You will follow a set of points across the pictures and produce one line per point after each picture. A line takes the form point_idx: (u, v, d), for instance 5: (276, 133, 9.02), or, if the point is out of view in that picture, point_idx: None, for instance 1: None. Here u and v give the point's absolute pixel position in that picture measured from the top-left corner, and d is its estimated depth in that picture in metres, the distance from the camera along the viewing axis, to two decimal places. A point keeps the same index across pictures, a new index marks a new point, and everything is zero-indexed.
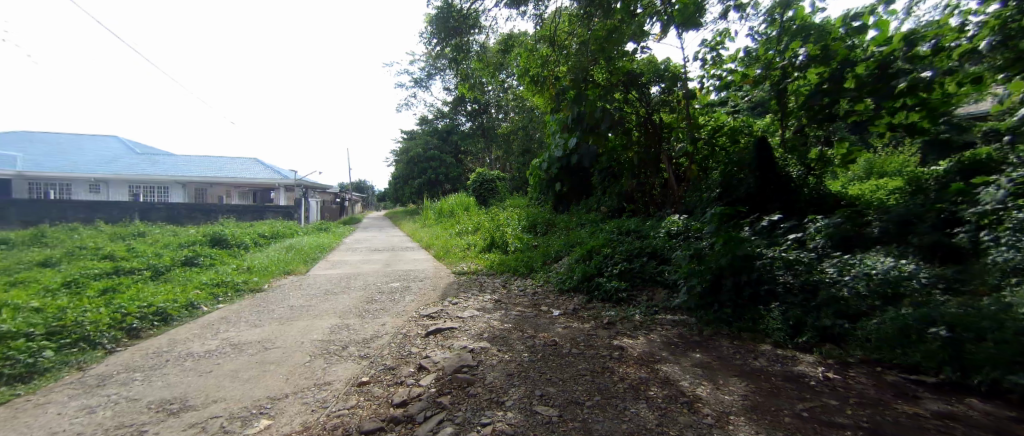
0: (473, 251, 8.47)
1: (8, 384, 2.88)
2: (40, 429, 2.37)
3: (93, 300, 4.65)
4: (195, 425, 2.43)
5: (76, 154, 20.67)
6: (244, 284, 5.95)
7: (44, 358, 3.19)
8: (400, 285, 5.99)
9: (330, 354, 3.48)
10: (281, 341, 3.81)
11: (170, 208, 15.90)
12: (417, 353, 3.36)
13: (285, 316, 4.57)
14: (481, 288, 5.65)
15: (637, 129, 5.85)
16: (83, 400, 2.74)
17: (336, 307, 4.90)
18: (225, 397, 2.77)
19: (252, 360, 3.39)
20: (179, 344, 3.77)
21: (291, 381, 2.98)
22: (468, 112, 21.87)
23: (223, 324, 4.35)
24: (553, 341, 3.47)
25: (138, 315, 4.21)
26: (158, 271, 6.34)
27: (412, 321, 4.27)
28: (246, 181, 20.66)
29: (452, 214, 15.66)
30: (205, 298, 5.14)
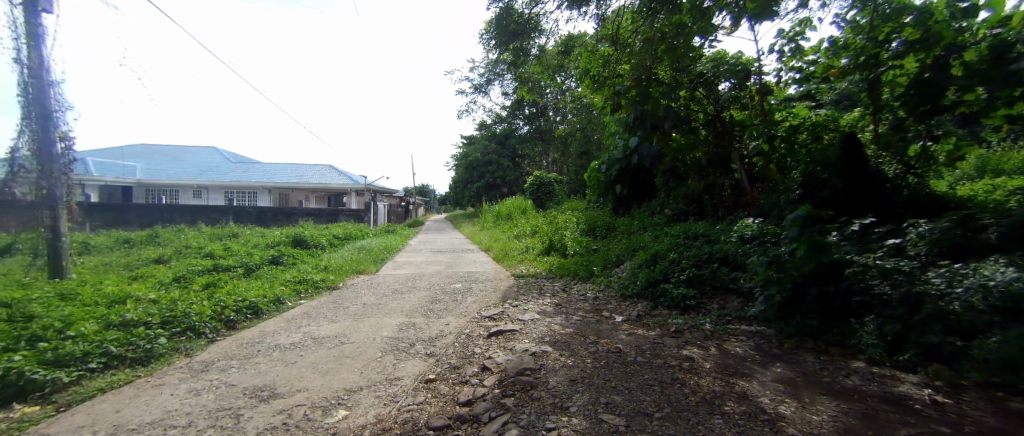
0: (532, 254, 8.51)
1: (133, 367, 3.33)
2: (157, 408, 2.70)
3: (198, 293, 5.24)
4: (282, 412, 2.64)
5: (181, 164, 23.42)
6: (322, 281, 6.42)
7: (160, 344, 3.63)
8: (462, 286, 6.15)
9: (399, 350, 3.64)
10: (355, 336, 4.05)
11: (259, 211, 17.47)
12: (481, 354, 3.43)
13: (358, 313, 4.86)
14: (542, 291, 5.66)
15: (705, 128, 5.56)
16: (191, 383, 3.08)
17: (403, 306, 5.12)
18: (307, 387, 2.99)
19: (331, 353, 3.63)
20: (268, 336, 4.14)
21: (364, 375, 3.16)
22: (526, 116, 21.92)
23: (305, 318, 4.72)
24: (617, 348, 3.39)
25: (234, 308, 4.68)
26: (250, 268, 7.00)
27: (475, 322, 4.37)
28: (320, 186, 22.26)
29: (510, 217, 15.87)
30: (290, 294, 5.61)
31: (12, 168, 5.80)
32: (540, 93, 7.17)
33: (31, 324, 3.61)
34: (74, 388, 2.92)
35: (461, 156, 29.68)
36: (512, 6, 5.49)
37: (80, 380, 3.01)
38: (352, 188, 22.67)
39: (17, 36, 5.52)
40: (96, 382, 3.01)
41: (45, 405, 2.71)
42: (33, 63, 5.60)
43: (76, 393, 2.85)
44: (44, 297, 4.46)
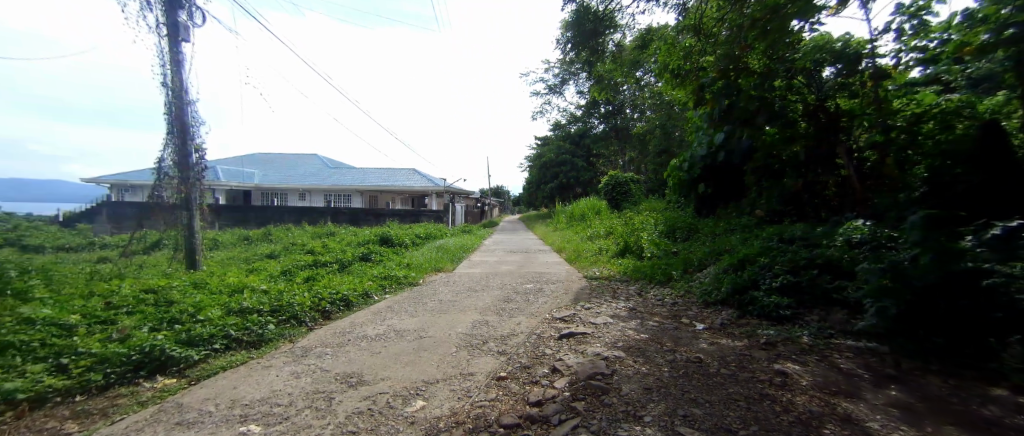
0: (606, 255, 8.31)
1: (248, 349, 3.81)
2: (265, 387, 3.07)
3: (300, 285, 5.86)
4: (367, 398, 2.86)
5: (288, 170, 26.34)
6: (405, 277, 6.84)
7: (269, 330, 4.12)
8: (535, 287, 6.17)
9: (472, 347, 3.76)
10: (433, 331, 4.26)
11: (352, 212, 19.07)
12: (551, 355, 3.41)
13: (435, 309, 5.10)
14: (616, 294, 5.50)
15: (805, 120, 5.02)
16: (293, 366, 3.45)
17: (477, 304, 5.27)
18: (390, 376, 3.21)
19: (411, 346, 3.85)
20: (357, 327, 4.50)
21: (440, 368, 3.32)
22: (601, 114, 21.43)
23: (388, 312, 5.07)
24: (697, 358, 3.18)
25: (329, 300, 5.17)
26: (343, 264, 7.68)
27: (546, 323, 4.36)
28: (404, 189, 23.73)
29: (584, 217, 15.65)
30: (376, 288, 6.06)
31: (160, 175, 6.91)
32: (615, 91, 6.97)
33: (172, 308, 4.29)
34: (203, 365, 3.42)
35: (535, 158, 29.86)
36: (587, 4, 5.41)
37: (208, 358, 3.52)
38: (432, 190, 23.84)
39: (164, 63, 6.60)
40: (219, 361, 3.51)
41: (181, 378, 3.21)
42: (175, 85, 6.66)
43: (204, 369, 3.34)
44: (183, 285, 5.29)
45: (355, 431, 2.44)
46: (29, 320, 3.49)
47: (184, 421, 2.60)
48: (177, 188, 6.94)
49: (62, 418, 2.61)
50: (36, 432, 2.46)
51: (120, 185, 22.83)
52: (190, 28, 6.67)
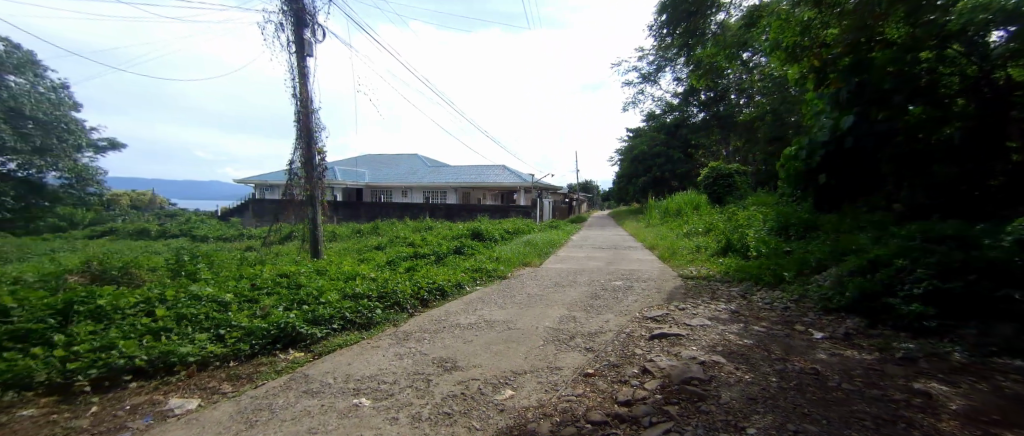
0: (705, 253, 7.75)
1: (360, 330, 4.28)
2: (374, 365, 3.43)
3: (402, 274, 6.40)
4: (460, 382, 3.04)
5: (392, 169, 28.71)
6: (495, 270, 7.10)
7: (376, 314, 4.58)
8: (625, 284, 5.99)
9: (560, 341, 3.78)
10: (521, 323, 4.36)
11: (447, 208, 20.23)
12: (642, 356, 3.30)
13: (523, 302, 5.21)
14: (716, 295, 5.12)
15: (963, 96, 4.15)
16: (397, 348, 3.80)
17: (565, 299, 5.28)
18: (480, 364, 3.37)
19: (500, 337, 3.99)
20: (451, 315, 4.78)
21: (528, 360, 3.40)
22: (700, 102, 19.95)
23: (480, 302, 5.31)
24: (813, 370, 2.83)
25: (427, 289, 5.57)
26: (440, 256, 8.19)
27: (637, 321, 4.22)
28: (495, 185, 24.51)
29: (680, 213, 14.77)
30: (468, 279, 6.38)
31: (291, 175, 8.03)
32: (716, 76, 6.43)
33: (301, 290, 4.97)
34: (325, 341, 3.93)
35: (627, 151, 28.82)
36: None
37: (328, 336, 4.03)
38: (522, 186, 24.26)
39: (293, 77, 7.60)
40: (338, 339, 3.99)
41: (308, 352, 3.72)
42: (302, 97, 7.66)
43: (325, 345, 3.83)
44: (308, 271, 6.08)
45: (449, 413, 2.61)
46: (198, 297, 4.30)
47: (309, 390, 3.00)
48: (304, 186, 7.98)
49: (221, 379, 3.18)
50: (203, 389, 3.04)
51: (262, 184, 26.84)
52: (313, 45, 7.58)
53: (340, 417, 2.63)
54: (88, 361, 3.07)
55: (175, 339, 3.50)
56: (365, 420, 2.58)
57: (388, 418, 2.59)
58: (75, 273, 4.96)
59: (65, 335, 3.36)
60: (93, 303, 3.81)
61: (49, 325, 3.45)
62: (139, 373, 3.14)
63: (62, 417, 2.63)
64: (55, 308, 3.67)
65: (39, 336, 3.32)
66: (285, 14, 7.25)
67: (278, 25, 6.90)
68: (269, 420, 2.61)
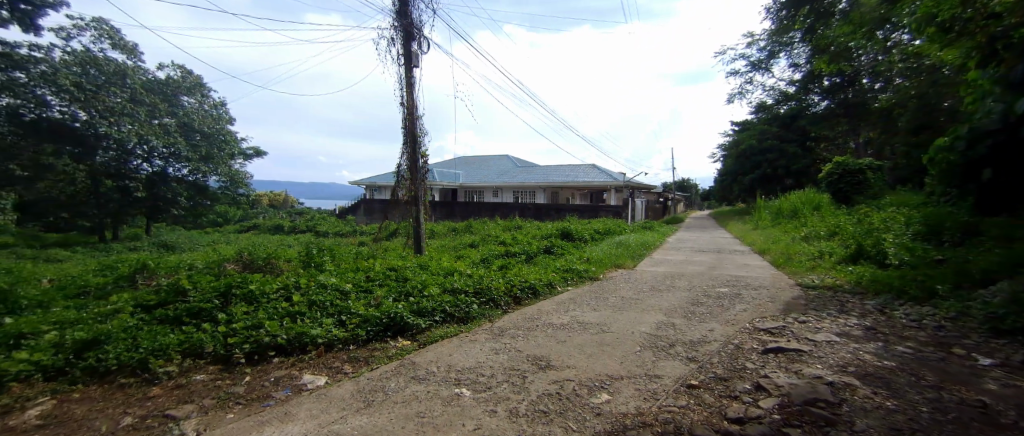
0: (827, 260, 6.86)
1: (459, 323, 4.52)
2: (472, 358, 3.59)
3: (495, 272, 6.63)
4: (555, 382, 3.06)
5: (484, 170, 29.78)
6: (586, 271, 7.01)
7: (473, 308, 4.81)
8: (731, 291, 5.53)
9: (658, 348, 3.62)
10: (616, 327, 4.25)
11: (537, 207, 20.44)
12: (754, 371, 3.02)
13: (617, 305, 5.08)
14: (844, 308, 4.51)
15: None
16: (493, 343, 3.94)
17: (662, 304, 5.04)
18: (574, 365, 3.35)
19: (594, 339, 3.94)
20: (544, 314, 4.83)
21: (624, 365, 3.30)
22: (821, 88, 17.64)
23: (572, 303, 5.29)
24: (979, 402, 2.36)
25: (520, 287, 5.69)
26: (530, 255, 8.32)
27: (747, 333, 3.87)
28: (584, 185, 24.21)
29: (796, 214, 13.22)
30: (560, 279, 6.39)
31: (398, 176, 8.73)
32: (847, 58, 5.64)
33: (407, 283, 5.41)
34: (429, 332, 4.22)
35: (731, 146, 26.55)
36: None
37: (431, 327, 4.32)
38: (612, 185, 23.65)
39: (401, 87, 8.24)
40: (440, 330, 4.26)
41: (414, 341, 4.02)
42: (409, 104, 8.29)
43: (429, 335, 4.11)
44: (413, 265, 6.58)
45: (546, 411, 2.65)
46: (323, 285, 4.89)
47: (416, 377, 3.25)
48: (408, 187, 8.60)
49: (343, 361, 3.58)
50: (330, 368, 3.44)
51: (371, 185, 29.61)
52: (419, 56, 8.14)
53: (444, 404, 2.81)
54: (242, 337, 3.65)
55: (307, 322, 4.02)
56: (466, 410, 2.72)
57: (487, 410, 2.69)
58: (231, 261, 5.96)
59: (226, 314, 4.04)
60: (246, 287, 4.51)
61: (214, 304, 4.18)
62: (280, 349, 3.65)
63: (225, 383, 3.16)
64: (219, 290, 4.43)
65: (207, 313, 4.07)
66: (396, 29, 7.90)
67: (390, 40, 7.53)
68: (384, 401, 2.87)
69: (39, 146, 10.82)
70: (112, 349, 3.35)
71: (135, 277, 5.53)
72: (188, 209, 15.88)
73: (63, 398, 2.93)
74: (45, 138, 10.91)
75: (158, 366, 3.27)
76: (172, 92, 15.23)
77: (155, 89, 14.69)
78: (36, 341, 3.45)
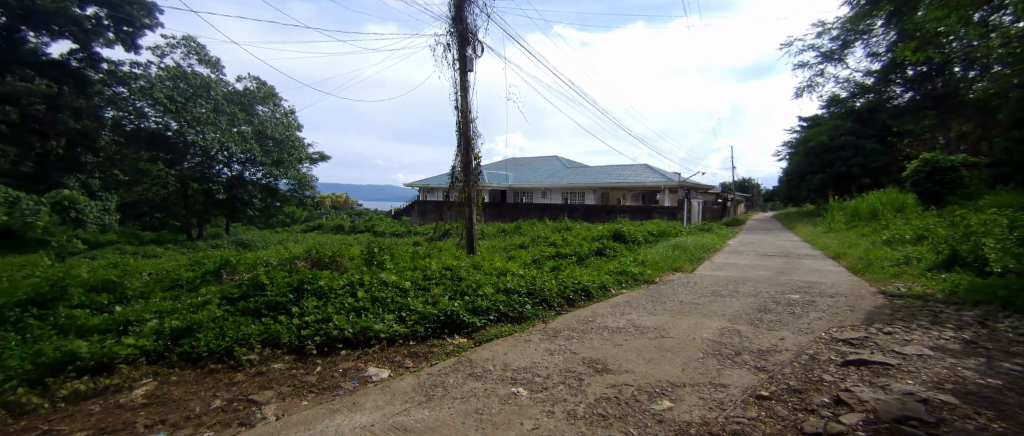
0: (914, 267, 6.24)
1: (513, 323, 4.55)
2: (528, 357, 3.62)
3: (547, 272, 6.64)
4: (613, 386, 3.00)
5: (534, 171, 29.84)
6: (642, 274, 6.84)
7: (527, 309, 4.83)
8: (803, 298, 5.18)
9: (723, 356, 3.45)
10: (675, 332, 4.11)
11: (586, 208, 20.22)
12: (833, 383, 2.81)
13: (676, 310, 4.91)
14: (938, 320, 4.07)
15: None
16: (547, 344, 3.94)
17: (726, 310, 4.81)
18: (633, 370, 3.27)
19: (652, 344, 3.84)
20: (599, 317, 4.76)
21: (687, 372, 3.18)
22: (904, 78, 16.08)
23: (628, 306, 5.18)
24: None
25: (573, 288, 5.65)
26: (582, 257, 8.22)
27: (823, 343, 3.60)
28: (635, 185, 23.64)
29: (874, 216, 12.13)
30: (614, 282, 6.28)
31: (452, 178, 8.94)
32: (942, 42, 5.09)
33: (462, 282, 5.54)
34: (484, 331, 4.29)
35: (799, 143, 24.80)
36: None
37: (486, 326, 4.39)
38: (665, 185, 22.92)
39: (455, 91, 8.45)
40: (495, 330, 4.32)
41: (471, 338, 4.11)
42: (463, 106, 8.48)
43: (485, 334, 4.19)
44: (467, 265, 6.72)
45: (605, 415, 2.60)
46: (385, 283, 5.11)
47: (473, 374, 3.31)
48: (461, 189, 8.79)
49: (404, 355, 3.72)
50: (392, 362, 3.59)
51: (424, 187, 30.58)
52: (473, 60, 8.31)
53: (501, 402, 2.84)
54: (314, 330, 3.90)
55: (371, 318, 4.22)
56: (523, 409, 2.73)
57: (545, 410, 2.70)
58: (302, 258, 6.39)
59: (299, 308, 4.33)
60: (316, 282, 4.81)
61: (289, 298, 4.50)
62: (347, 342, 3.86)
63: (299, 372, 3.39)
64: (292, 285, 4.75)
65: (282, 307, 4.39)
66: (452, 35, 8.12)
67: (446, 45, 7.76)
68: (443, 396, 2.95)
69: (138, 153, 12.87)
70: (202, 337, 3.69)
71: (220, 272, 6.07)
72: (260, 210, 16.30)
73: (163, 379, 3.27)
74: (140, 146, 12.78)
75: (242, 354, 3.56)
76: (249, 102, 16.76)
77: (234, 100, 16.28)
78: (141, 328, 3.86)
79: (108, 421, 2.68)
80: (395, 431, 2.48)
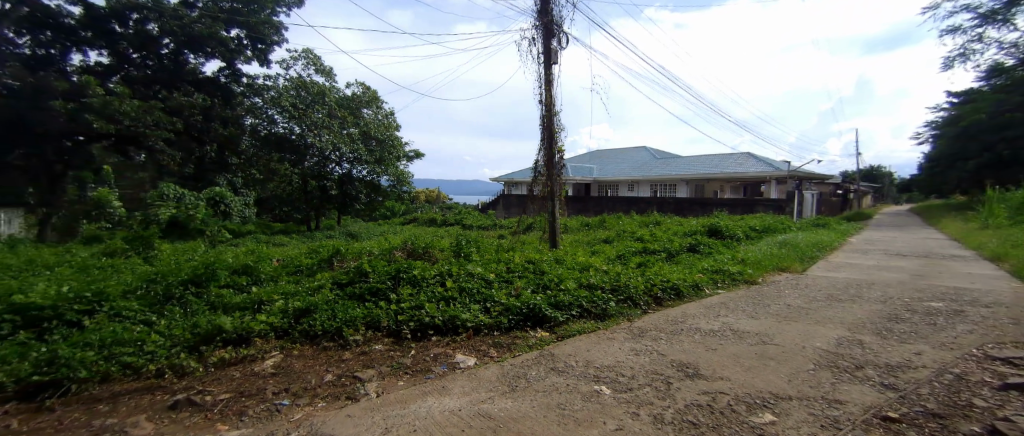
0: None
1: (596, 320, 4.47)
2: (612, 356, 3.52)
3: (633, 269, 6.38)
4: (706, 393, 2.80)
5: (620, 163, 28.81)
6: (740, 273, 6.27)
7: (611, 306, 4.70)
8: (947, 307, 4.35)
9: (840, 369, 3.04)
10: (781, 339, 3.71)
11: (678, 202, 19.05)
12: (987, 410, 2.32)
13: (783, 314, 4.43)
14: None
15: None
16: (632, 343, 3.80)
17: (844, 317, 4.22)
18: (729, 377, 3.02)
19: (753, 350, 3.51)
20: (690, 318, 4.47)
21: (793, 384, 2.86)
22: None
23: (724, 308, 4.78)
24: None
25: (661, 286, 5.37)
26: (672, 254, 7.76)
27: (975, 362, 2.99)
28: (735, 176, 21.70)
29: None
30: (708, 281, 5.84)
31: (535, 172, 8.99)
32: None
33: (543, 276, 5.58)
34: (566, 325, 4.28)
35: (947, 122, 20.75)
36: None
37: (568, 321, 4.37)
38: (770, 175, 20.71)
39: (540, 84, 8.47)
40: (576, 325, 4.28)
41: (553, 333, 4.12)
42: (547, 100, 8.47)
43: (567, 329, 4.17)
44: (549, 259, 6.73)
45: (696, 423, 2.44)
46: (470, 274, 5.32)
47: (556, 368, 3.31)
48: (544, 183, 8.80)
49: (489, 345, 3.85)
50: (477, 351, 3.73)
51: (508, 182, 31.20)
52: (558, 52, 8.24)
53: (584, 399, 2.80)
54: (408, 316, 4.20)
55: (459, 307, 4.43)
56: (607, 408, 2.67)
57: (630, 412, 2.60)
58: (399, 249, 6.90)
59: (396, 295, 4.70)
60: (410, 272, 5.18)
61: (387, 285, 4.91)
62: (437, 329, 4.10)
63: (396, 354, 3.68)
64: (390, 274, 5.17)
65: (382, 293, 4.79)
66: (537, 28, 8.12)
67: (530, 39, 7.79)
68: (527, 388, 3.00)
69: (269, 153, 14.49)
70: (318, 317, 4.18)
71: (331, 259, 6.81)
72: (365, 204, 17.77)
73: (288, 353, 3.76)
74: (270, 148, 15.31)
75: (349, 334, 3.97)
76: (357, 106, 18.21)
77: (343, 105, 17.81)
78: (270, 307, 4.48)
79: (246, 385, 3.16)
80: (481, 418, 2.58)
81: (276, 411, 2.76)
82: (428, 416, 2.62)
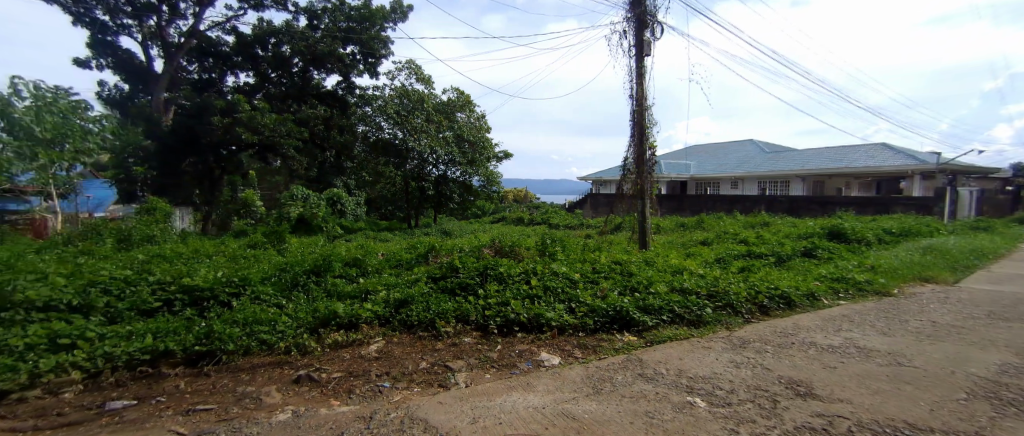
0: None
1: (689, 327, 4.19)
2: (707, 366, 3.27)
3: (734, 274, 5.85)
4: (821, 416, 2.47)
5: (721, 159, 26.58)
6: (869, 283, 5.41)
7: (707, 312, 4.37)
8: None
9: (1006, 403, 2.47)
10: (921, 361, 3.13)
11: (791, 200, 17.03)
12: None
13: (926, 333, 3.73)
14: None
15: None
16: (732, 354, 3.49)
17: (1016, 341, 3.42)
18: (850, 400, 2.63)
19: (884, 372, 3.01)
20: (803, 331, 3.97)
21: (937, 415, 2.40)
22: None
23: (846, 322, 4.17)
24: None
25: (767, 294, 4.85)
26: (782, 258, 6.98)
27: None
28: (864, 170, 18.79)
29: None
30: (827, 291, 5.13)
31: (625, 170, 8.67)
32: None
33: (632, 278, 5.37)
34: (656, 330, 4.08)
35: None
36: None
37: (658, 326, 4.16)
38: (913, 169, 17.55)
39: (631, 78, 8.15)
40: (667, 331, 4.06)
41: (641, 337, 3.95)
42: (638, 94, 8.13)
43: (657, 335, 3.97)
44: (639, 260, 6.45)
45: None
46: (556, 273, 5.32)
47: (644, 375, 3.17)
48: (634, 181, 8.47)
49: (574, 346, 3.81)
50: (562, 350, 3.72)
51: (597, 181, 30.54)
52: (651, 43, 7.87)
53: (675, 409, 2.65)
54: (495, 311, 4.34)
55: (545, 305, 4.45)
56: (701, 421, 2.49)
57: (727, 428, 2.40)
58: (487, 246, 7.15)
59: (484, 290, 4.88)
60: (498, 269, 5.34)
61: (476, 281, 5.13)
62: (523, 326, 4.17)
63: (484, 347, 3.83)
64: (479, 270, 5.38)
65: (471, 288, 5.01)
66: (629, 21, 7.84)
67: (621, 33, 7.56)
68: (612, 392, 2.91)
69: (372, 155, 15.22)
70: (415, 308, 4.51)
71: (427, 255, 7.29)
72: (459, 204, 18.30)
73: (389, 340, 4.11)
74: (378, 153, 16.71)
75: (441, 325, 4.22)
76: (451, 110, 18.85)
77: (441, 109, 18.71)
78: (375, 297, 4.94)
79: (354, 366, 3.52)
80: (564, 417, 2.58)
81: (379, 392, 3.04)
82: (512, 411, 2.68)
